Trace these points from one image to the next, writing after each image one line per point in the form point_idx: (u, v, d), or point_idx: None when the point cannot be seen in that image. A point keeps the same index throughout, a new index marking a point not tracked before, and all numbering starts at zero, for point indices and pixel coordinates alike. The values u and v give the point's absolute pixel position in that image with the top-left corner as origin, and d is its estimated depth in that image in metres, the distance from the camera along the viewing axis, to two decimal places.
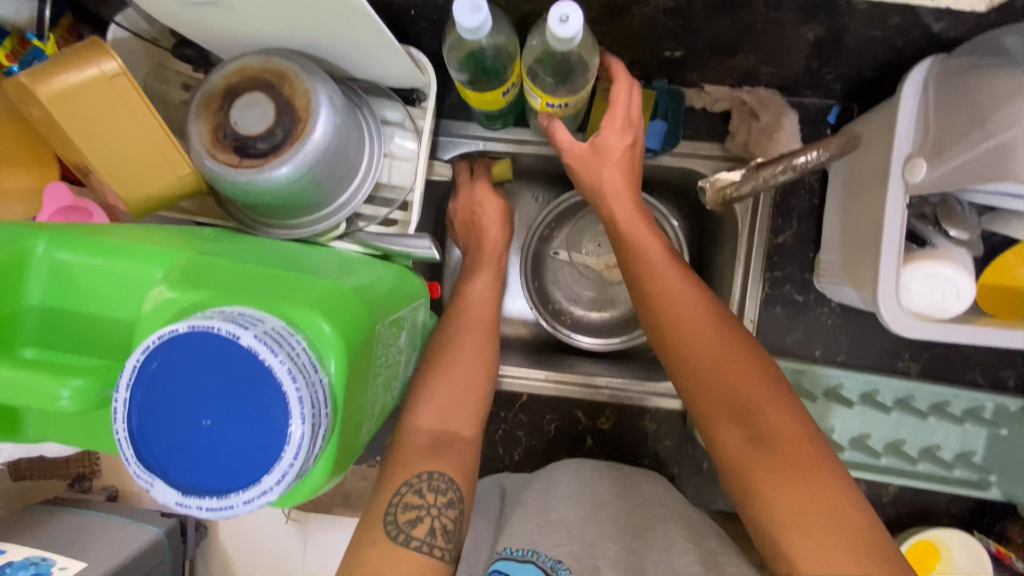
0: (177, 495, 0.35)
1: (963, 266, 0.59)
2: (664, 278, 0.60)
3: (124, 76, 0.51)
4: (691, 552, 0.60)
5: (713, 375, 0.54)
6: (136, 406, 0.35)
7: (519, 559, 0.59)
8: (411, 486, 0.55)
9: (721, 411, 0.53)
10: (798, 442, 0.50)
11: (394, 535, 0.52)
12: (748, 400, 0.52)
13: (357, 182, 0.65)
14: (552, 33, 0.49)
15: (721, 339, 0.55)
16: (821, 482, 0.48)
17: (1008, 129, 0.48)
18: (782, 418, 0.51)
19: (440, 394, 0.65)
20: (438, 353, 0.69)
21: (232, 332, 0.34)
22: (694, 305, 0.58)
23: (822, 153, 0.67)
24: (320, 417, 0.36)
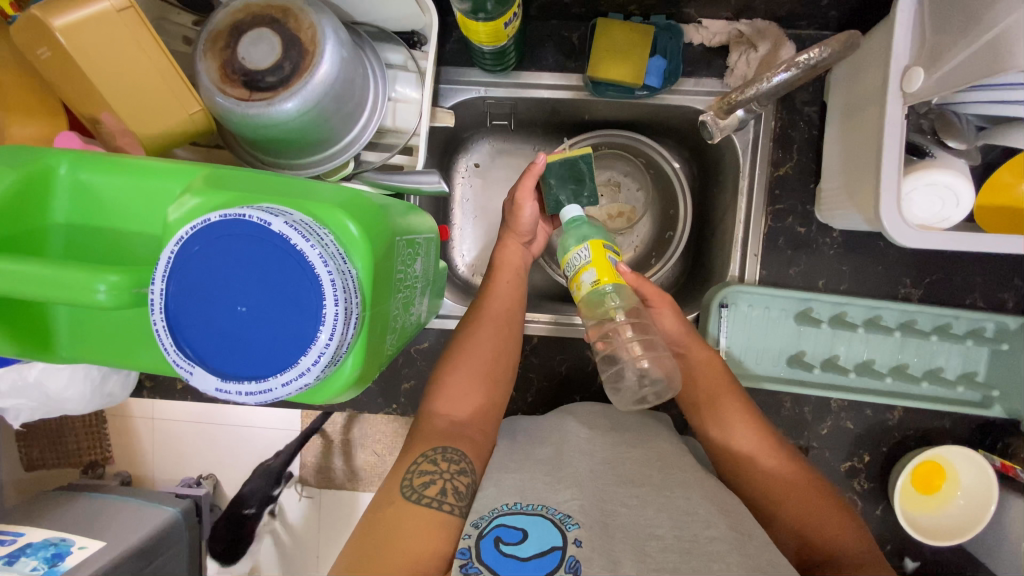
0: (217, 380, 0.36)
1: (962, 174, 0.60)
2: (719, 391, 0.72)
3: (133, 9, 0.52)
4: (713, 525, 0.58)
5: (774, 489, 0.66)
6: (172, 298, 0.36)
7: (527, 514, 0.58)
8: (427, 457, 0.64)
9: (787, 532, 0.64)
10: (850, 535, 0.62)
11: (409, 495, 0.60)
12: (806, 505, 0.64)
13: (363, 121, 0.66)
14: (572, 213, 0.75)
15: (737, 402, 0.71)
16: (823, 507, 0.64)
17: (1002, 24, 0.50)
18: (789, 465, 0.67)
19: (459, 386, 0.70)
20: (458, 345, 0.73)
21: (263, 219, 0.35)
22: (747, 419, 0.70)
23: (823, 51, 0.63)
24: (352, 305, 0.37)
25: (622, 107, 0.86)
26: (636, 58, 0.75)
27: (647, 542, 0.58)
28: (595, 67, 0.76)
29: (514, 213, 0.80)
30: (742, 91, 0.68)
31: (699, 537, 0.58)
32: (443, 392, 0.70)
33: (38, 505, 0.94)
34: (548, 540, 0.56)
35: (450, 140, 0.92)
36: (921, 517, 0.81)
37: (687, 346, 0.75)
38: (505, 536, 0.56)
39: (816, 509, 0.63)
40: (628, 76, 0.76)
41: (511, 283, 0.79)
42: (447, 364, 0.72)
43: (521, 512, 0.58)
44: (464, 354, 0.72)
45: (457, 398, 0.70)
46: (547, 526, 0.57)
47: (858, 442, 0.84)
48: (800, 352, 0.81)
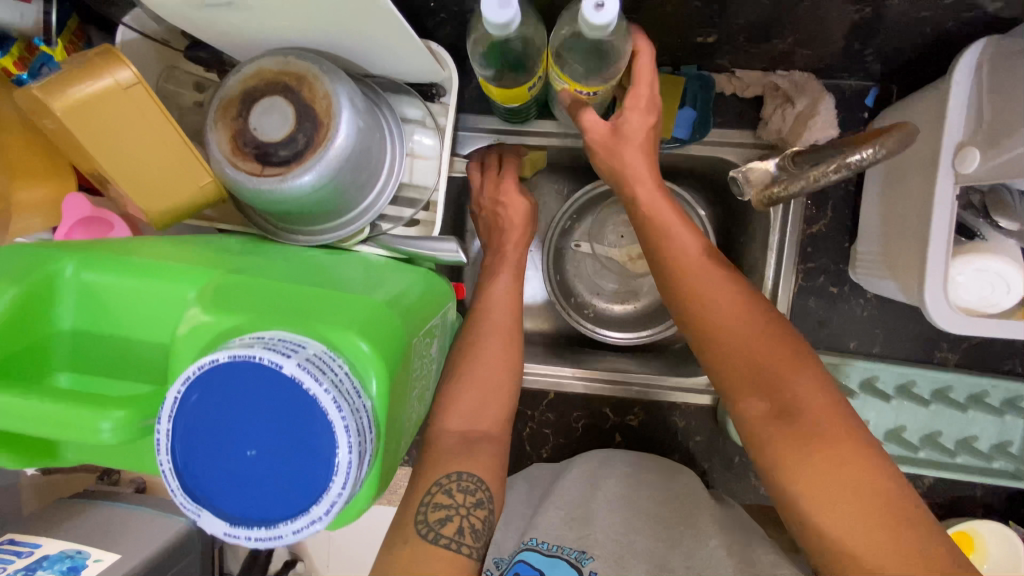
0: (225, 525, 0.34)
1: (1013, 260, 0.57)
2: (709, 278, 0.57)
3: (140, 85, 0.50)
4: (721, 544, 0.60)
5: (785, 413, 0.50)
6: (179, 437, 0.34)
7: (546, 553, 0.58)
8: (441, 487, 0.56)
9: (753, 399, 0.52)
10: (829, 419, 0.49)
11: (425, 535, 0.53)
12: (789, 393, 0.51)
13: (381, 185, 0.63)
14: (586, 19, 0.47)
15: (752, 318, 0.54)
16: (850, 456, 0.48)
17: None
18: (812, 391, 0.50)
19: (470, 398, 0.62)
20: (460, 356, 0.65)
21: (273, 361, 0.33)
22: (739, 300, 0.55)
23: (879, 151, 0.52)
24: (366, 444, 0.35)
25: None
26: (664, 111, 0.72)
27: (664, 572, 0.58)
28: None
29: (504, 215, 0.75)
30: (785, 187, 0.61)
31: (710, 556, 0.58)
32: (448, 403, 0.62)
33: (43, 513, 0.91)
34: None
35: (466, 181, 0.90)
36: None
37: (676, 241, 0.59)
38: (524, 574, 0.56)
39: (799, 392, 0.50)
40: None
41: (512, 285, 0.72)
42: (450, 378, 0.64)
43: (536, 549, 0.59)
44: (467, 371, 0.64)
45: (464, 410, 0.62)
46: (564, 566, 0.57)
47: None
48: None
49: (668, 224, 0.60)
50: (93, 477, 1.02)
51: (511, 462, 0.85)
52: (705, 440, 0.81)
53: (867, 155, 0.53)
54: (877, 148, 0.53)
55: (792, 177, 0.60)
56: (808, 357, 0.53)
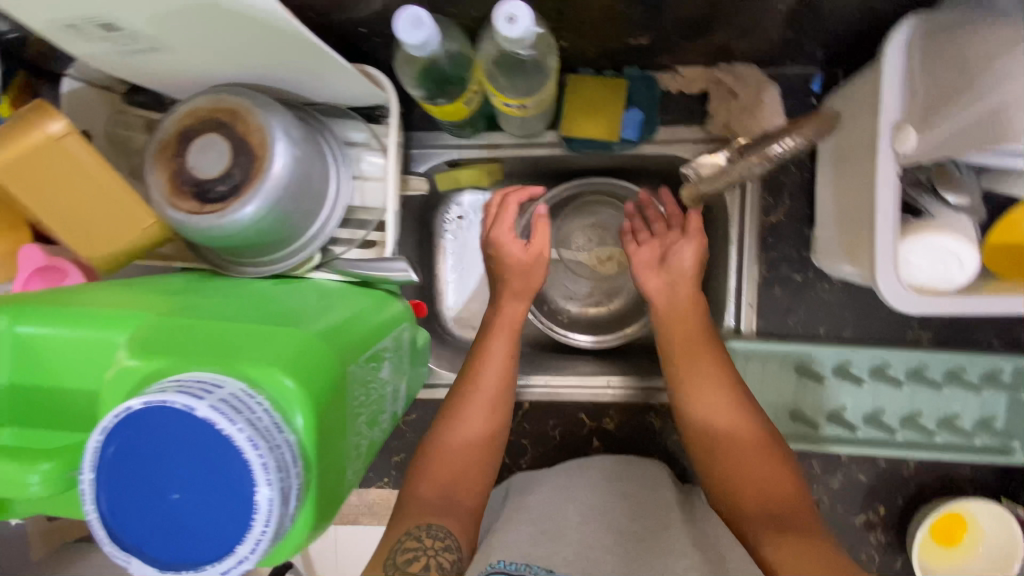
0: (155, 570, 0.34)
1: (964, 235, 0.56)
2: (711, 386, 0.66)
3: (72, 134, 0.51)
4: (688, 556, 0.58)
5: (766, 501, 0.59)
6: (104, 487, 0.34)
7: (510, 575, 0.50)
8: (411, 536, 0.56)
9: (750, 509, 0.59)
10: (804, 516, 0.57)
11: (390, 570, 0.51)
12: (771, 492, 0.59)
13: (327, 211, 0.63)
14: (501, 34, 0.47)
15: (740, 433, 0.63)
16: (816, 537, 0.54)
17: (1008, 83, 0.44)
18: (784, 483, 0.60)
19: (449, 470, 0.64)
20: (447, 422, 0.67)
21: (187, 405, 0.33)
22: (737, 406, 0.65)
23: (799, 139, 0.59)
24: (290, 478, 0.35)
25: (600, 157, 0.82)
26: (610, 114, 0.72)
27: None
28: (568, 123, 0.73)
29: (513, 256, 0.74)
30: (707, 182, 0.69)
31: (676, 566, 0.57)
32: (437, 465, 0.64)
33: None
34: None
35: (427, 200, 0.91)
36: (940, 570, 0.76)
37: (688, 347, 0.69)
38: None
39: (775, 491, 0.59)
40: (601, 132, 0.72)
41: (506, 340, 0.72)
42: (438, 440, 0.67)
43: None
44: (447, 443, 0.66)
45: (444, 472, 0.64)
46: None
47: (871, 494, 0.79)
48: (802, 406, 0.77)
49: (682, 330, 0.70)
50: None
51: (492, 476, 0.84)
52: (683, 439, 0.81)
53: (788, 144, 0.59)
54: (798, 139, 0.60)
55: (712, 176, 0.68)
56: (792, 467, 0.62)
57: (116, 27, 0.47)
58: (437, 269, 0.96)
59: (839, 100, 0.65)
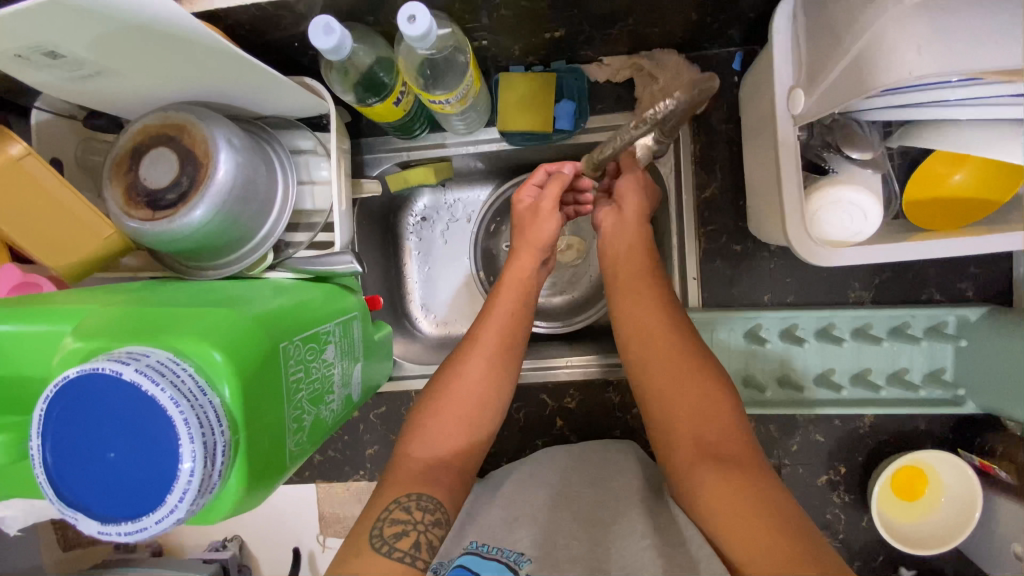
0: (97, 524, 0.38)
1: (866, 189, 0.59)
2: (654, 327, 0.65)
3: (30, 155, 0.57)
4: (648, 537, 0.57)
5: (713, 443, 0.56)
6: (50, 451, 0.38)
7: (484, 555, 0.55)
8: (400, 504, 0.57)
9: (684, 445, 0.58)
10: (743, 455, 0.55)
11: (378, 547, 0.53)
12: (712, 429, 0.57)
13: (276, 213, 0.68)
14: (405, 34, 0.52)
15: (690, 372, 0.61)
16: (758, 485, 0.52)
17: (868, 38, 0.47)
18: (729, 427, 0.57)
19: (439, 428, 0.64)
20: (449, 374, 0.68)
21: (115, 370, 0.37)
22: (680, 343, 0.63)
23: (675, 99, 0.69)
24: (214, 436, 0.39)
25: (543, 150, 0.87)
26: (542, 106, 0.76)
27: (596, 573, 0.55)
28: (504, 120, 0.77)
29: (534, 225, 0.76)
30: (601, 152, 0.73)
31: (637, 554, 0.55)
32: (420, 431, 0.65)
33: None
34: None
35: (388, 203, 0.96)
36: (902, 525, 0.77)
37: (630, 292, 0.69)
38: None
39: (716, 427, 0.57)
40: (536, 124, 0.77)
41: (516, 304, 0.74)
42: (429, 404, 0.67)
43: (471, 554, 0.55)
44: (445, 398, 0.66)
45: (434, 430, 0.64)
46: (501, 567, 0.54)
47: (832, 454, 0.81)
48: (752, 372, 0.79)
49: (628, 273, 0.70)
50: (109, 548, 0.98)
51: None
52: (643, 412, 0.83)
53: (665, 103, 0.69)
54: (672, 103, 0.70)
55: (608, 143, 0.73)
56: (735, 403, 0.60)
57: (60, 55, 0.53)
58: (405, 269, 1.01)
59: (750, 73, 0.69)
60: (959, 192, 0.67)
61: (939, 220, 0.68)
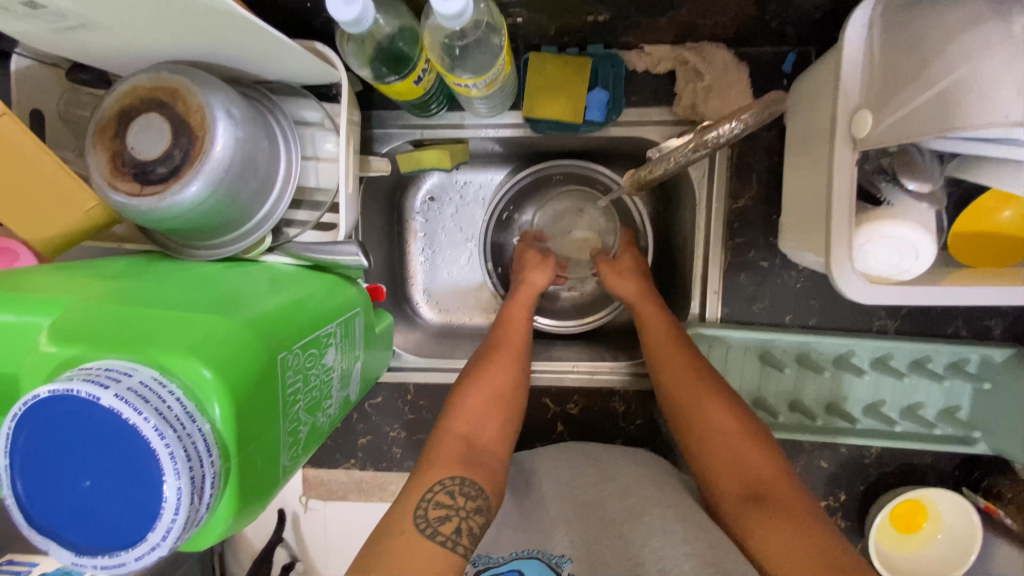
0: (71, 555, 0.35)
1: (922, 225, 0.54)
2: (688, 381, 0.67)
3: (6, 114, 0.50)
4: (689, 543, 0.56)
5: (752, 486, 0.59)
6: (19, 472, 0.34)
7: (525, 556, 0.64)
8: (443, 487, 0.57)
9: (727, 486, 0.60)
10: (784, 491, 0.57)
11: (423, 529, 0.53)
12: (746, 466, 0.60)
13: (276, 192, 0.62)
14: (437, 12, 0.46)
15: (721, 411, 0.64)
16: (805, 524, 0.54)
17: (955, 71, 0.43)
18: (765, 465, 0.60)
19: (477, 412, 0.65)
20: (477, 374, 0.69)
21: (91, 393, 0.33)
22: (705, 388, 0.66)
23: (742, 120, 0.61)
24: (202, 468, 0.35)
25: (568, 138, 0.81)
26: (573, 94, 0.70)
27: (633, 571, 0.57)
28: (531, 106, 0.71)
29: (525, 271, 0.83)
30: (650, 170, 0.67)
31: (676, 557, 0.55)
32: (463, 410, 0.65)
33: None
34: None
35: (395, 181, 0.90)
36: (895, 556, 0.77)
37: (658, 345, 0.72)
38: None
39: (753, 464, 0.60)
40: (564, 114, 0.70)
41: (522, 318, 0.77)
42: (462, 389, 0.67)
43: (519, 557, 0.64)
44: (479, 394, 0.66)
45: (473, 416, 0.65)
46: (543, 568, 0.62)
47: (833, 480, 0.80)
48: (764, 395, 0.77)
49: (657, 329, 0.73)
50: None
51: None
52: (647, 423, 0.81)
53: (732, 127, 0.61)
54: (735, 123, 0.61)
55: (659, 158, 0.66)
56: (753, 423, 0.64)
57: (39, 4, 0.46)
58: (409, 251, 0.96)
59: (807, 78, 0.63)
60: (1006, 230, 0.62)
61: (982, 258, 0.64)
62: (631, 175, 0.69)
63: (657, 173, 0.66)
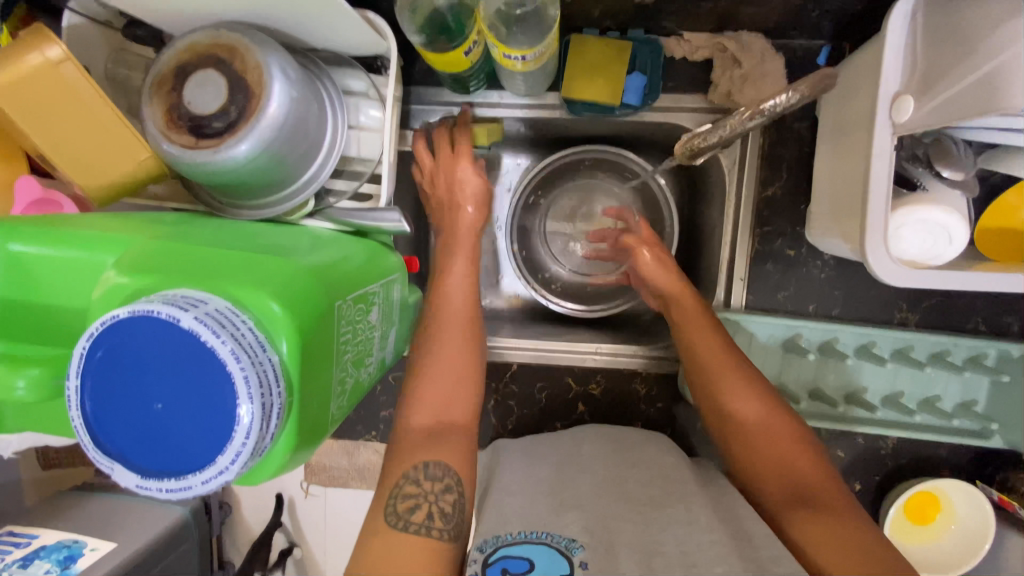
0: (137, 478, 0.35)
1: (957, 210, 0.56)
2: (728, 372, 0.67)
3: (70, 61, 0.51)
4: (712, 530, 0.58)
5: (796, 487, 0.60)
6: (89, 393, 0.35)
7: (531, 541, 0.58)
8: (410, 477, 0.55)
9: (772, 486, 0.61)
10: (830, 493, 0.59)
11: (394, 523, 0.52)
12: (792, 466, 0.61)
13: (322, 157, 0.63)
14: None
15: (766, 409, 0.64)
16: (852, 523, 0.55)
17: (1001, 54, 0.45)
18: (811, 469, 0.61)
19: (430, 391, 0.63)
20: (426, 360, 0.66)
21: (172, 315, 0.33)
22: (751, 386, 0.66)
23: (794, 96, 0.56)
24: (271, 397, 0.36)
25: (600, 123, 0.82)
26: (612, 76, 0.71)
27: (651, 557, 0.56)
28: (569, 86, 0.72)
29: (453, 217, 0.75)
30: (704, 137, 0.65)
31: (700, 543, 0.56)
32: (414, 402, 0.62)
33: (40, 508, 0.89)
34: (555, 569, 0.55)
35: None
36: (911, 547, 0.77)
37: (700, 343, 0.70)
38: (512, 567, 0.55)
39: (799, 466, 0.61)
40: (603, 94, 0.72)
41: (467, 274, 0.72)
42: (414, 381, 0.65)
43: (527, 542, 0.58)
44: (430, 373, 0.64)
45: (428, 406, 0.62)
46: (552, 554, 0.57)
47: (849, 470, 0.81)
48: (784, 382, 0.78)
49: (696, 327, 0.71)
50: (93, 471, 1.00)
51: (480, 436, 0.86)
52: (667, 407, 0.83)
53: (783, 101, 0.56)
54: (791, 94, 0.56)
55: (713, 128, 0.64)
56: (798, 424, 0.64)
57: None
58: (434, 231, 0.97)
59: (845, 68, 0.65)
60: None
61: (1002, 251, 0.65)
62: (685, 143, 0.67)
63: (711, 141, 0.64)
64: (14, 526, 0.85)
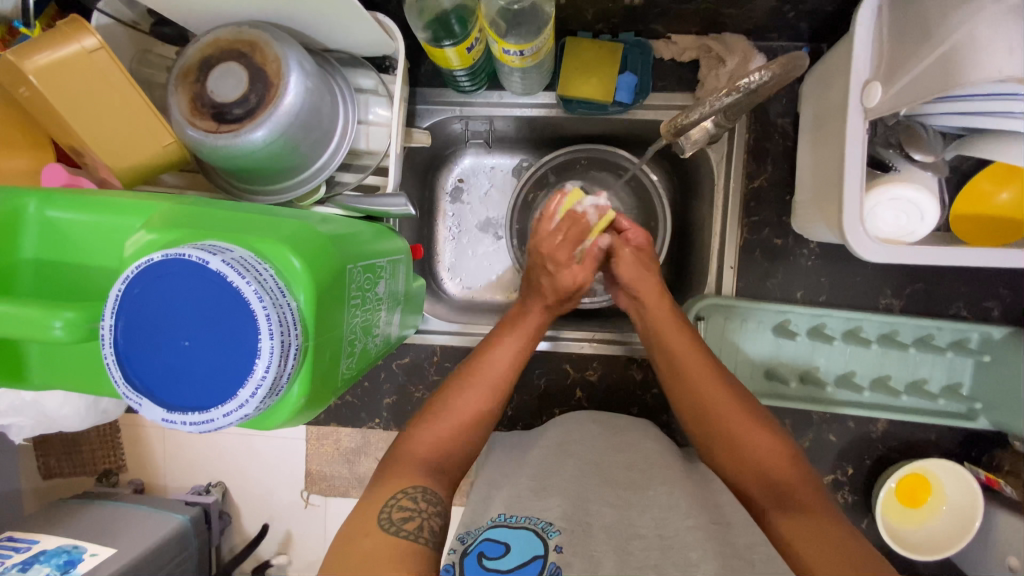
0: (163, 412, 0.38)
1: (925, 187, 0.60)
2: (704, 371, 0.70)
3: (103, 50, 0.55)
4: (691, 516, 0.59)
5: (770, 481, 0.62)
6: (121, 331, 0.38)
7: (511, 526, 0.59)
8: (407, 494, 0.59)
9: (754, 490, 0.63)
10: (803, 490, 0.60)
11: (387, 527, 0.55)
12: (771, 469, 0.63)
13: (333, 146, 0.67)
14: None
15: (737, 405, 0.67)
16: (823, 516, 0.57)
17: (955, 35, 0.49)
18: (784, 464, 0.63)
19: (437, 430, 0.66)
20: (449, 399, 0.68)
21: (201, 258, 0.37)
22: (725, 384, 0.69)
23: (765, 73, 0.64)
24: (290, 336, 0.39)
25: (595, 122, 0.87)
26: (604, 75, 0.76)
27: (630, 541, 0.59)
28: (565, 86, 0.77)
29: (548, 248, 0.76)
30: (687, 115, 0.71)
31: (679, 529, 0.58)
32: (423, 433, 0.66)
33: (41, 513, 0.90)
34: (530, 550, 0.56)
35: (432, 157, 0.95)
36: (905, 531, 0.79)
37: (680, 348, 0.72)
38: (488, 551, 0.56)
39: (772, 461, 0.63)
40: (596, 93, 0.77)
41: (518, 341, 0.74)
42: (425, 414, 0.68)
43: (506, 526, 0.59)
44: (450, 412, 0.67)
45: (438, 437, 0.65)
46: (529, 537, 0.57)
47: (841, 455, 0.82)
48: (776, 365, 0.81)
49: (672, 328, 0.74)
50: (93, 479, 1.02)
51: None
52: (662, 393, 0.85)
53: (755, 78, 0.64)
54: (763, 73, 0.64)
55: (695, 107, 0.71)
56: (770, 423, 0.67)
57: None
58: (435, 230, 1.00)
59: (822, 64, 0.69)
60: (1002, 210, 0.67)
61: (976, 236, 0.69)
62: (669, 122, 0.73)
63: (692, 116, 0.70)
64: (14, 530, 0.86)
